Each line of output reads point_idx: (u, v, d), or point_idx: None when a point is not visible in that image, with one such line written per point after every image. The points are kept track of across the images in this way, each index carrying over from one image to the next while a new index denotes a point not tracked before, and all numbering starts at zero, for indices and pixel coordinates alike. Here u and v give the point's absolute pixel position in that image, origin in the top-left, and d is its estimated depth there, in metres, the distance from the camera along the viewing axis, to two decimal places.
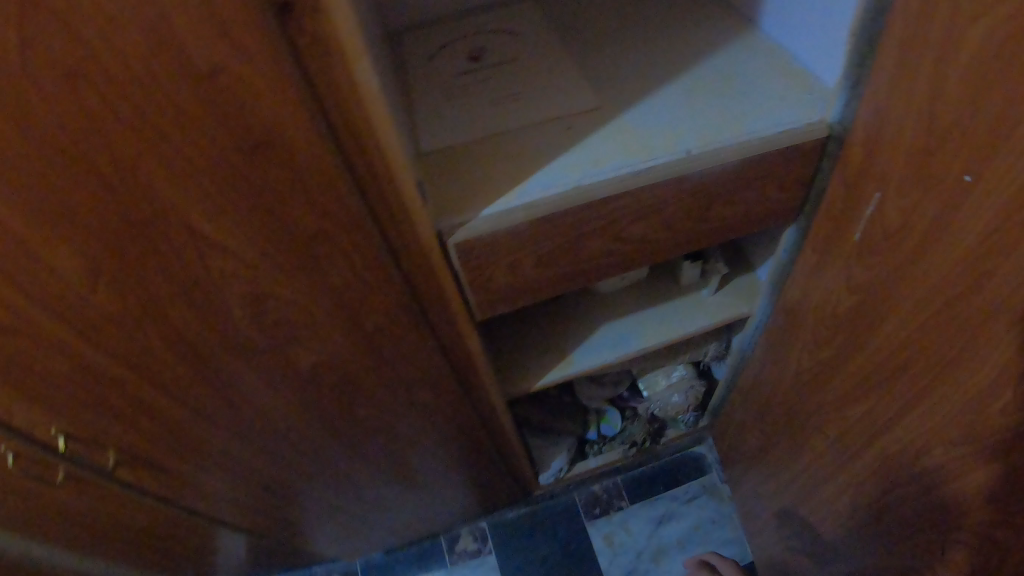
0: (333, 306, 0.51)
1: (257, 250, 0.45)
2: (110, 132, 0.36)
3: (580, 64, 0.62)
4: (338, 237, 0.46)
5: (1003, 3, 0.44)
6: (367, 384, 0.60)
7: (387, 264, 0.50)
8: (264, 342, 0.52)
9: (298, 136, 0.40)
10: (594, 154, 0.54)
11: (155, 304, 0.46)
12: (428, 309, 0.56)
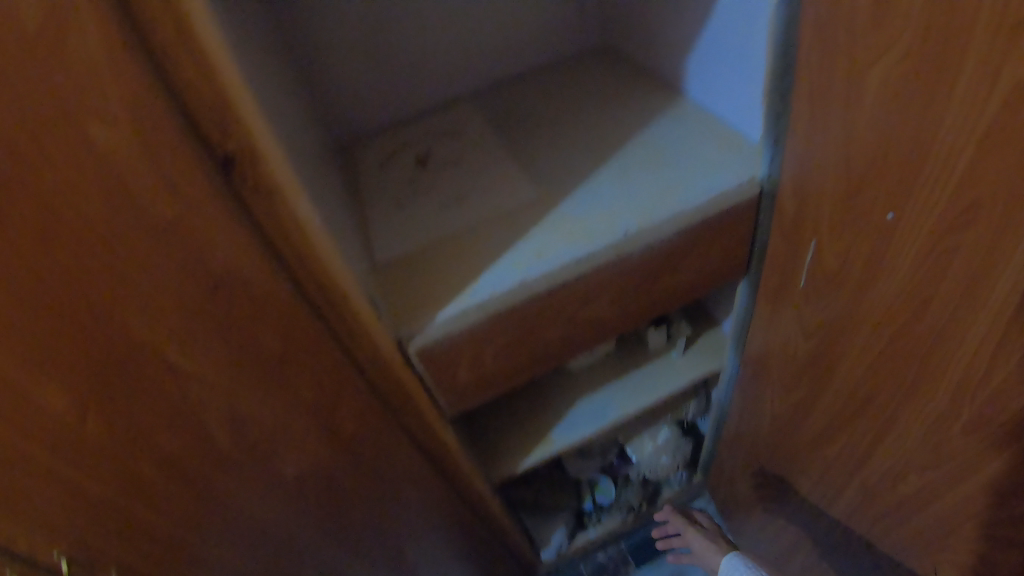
0: (304, 414, 0.54)
1: (233, 381, 0.49)
2: (97, 297, 0.39)
3: (519, 171, 0.68)
4: (300, 353, 0.50)
5: (893, 51, 0.48)
6: (349, 481, 0.63)
7: (348, 371, 0.54)
8: (248, 459, 0.55)
9: (250, 269, 0.44)
10: (535, 249, 0.58)
11: (162, 451, 0.48)
12: (395, 405, 0.59)
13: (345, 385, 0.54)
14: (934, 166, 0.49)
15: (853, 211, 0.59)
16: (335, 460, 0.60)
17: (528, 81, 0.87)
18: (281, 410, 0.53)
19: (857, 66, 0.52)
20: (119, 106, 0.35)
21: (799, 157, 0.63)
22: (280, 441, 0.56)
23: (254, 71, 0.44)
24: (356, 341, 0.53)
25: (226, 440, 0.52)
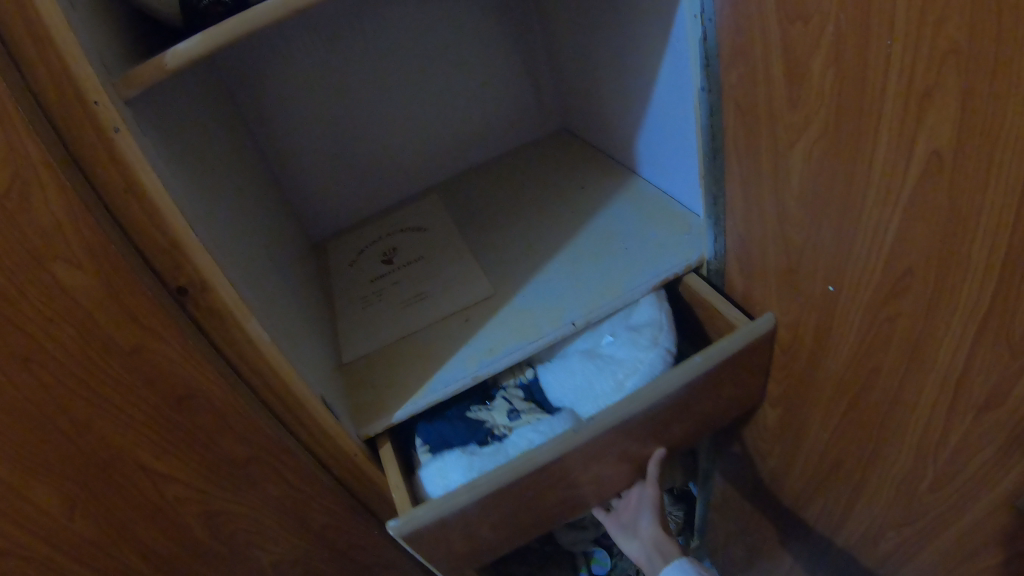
0: (278, 508, 0.58)
1: (206, 483, 0.53)
2: (73, 410, 0.44)
3: (480, 264, 0.74)
4: (267, 456, 0.54)
5: (803, 139, 0.52)
6: (330, 565, 0.66)
7: (316, 469, 0.57)
8: (227, 551, 0.58)
9: (209, 387, 0.48)
10: (488, 343, 0.62)
11: (137, 540, 0.53)
12: (364, 493, 0.63)
13: (312, 483, 0.58)
14: (853, 251, 0.52)
15: (795, 294, 0.62)
16: (312, 547, 0.63)
17: (492, 171, 0.92)
18: (253, 507, 0.57)
19: (776, 159, 0.56)
20: (83, 252, 0.40)
21: (737, 238, 0.67)
22: (256, 534, 0.59)
23: (205, 203, 0.48)
24: (318, 441, 0.56)
25: (204, 535, 0.56)
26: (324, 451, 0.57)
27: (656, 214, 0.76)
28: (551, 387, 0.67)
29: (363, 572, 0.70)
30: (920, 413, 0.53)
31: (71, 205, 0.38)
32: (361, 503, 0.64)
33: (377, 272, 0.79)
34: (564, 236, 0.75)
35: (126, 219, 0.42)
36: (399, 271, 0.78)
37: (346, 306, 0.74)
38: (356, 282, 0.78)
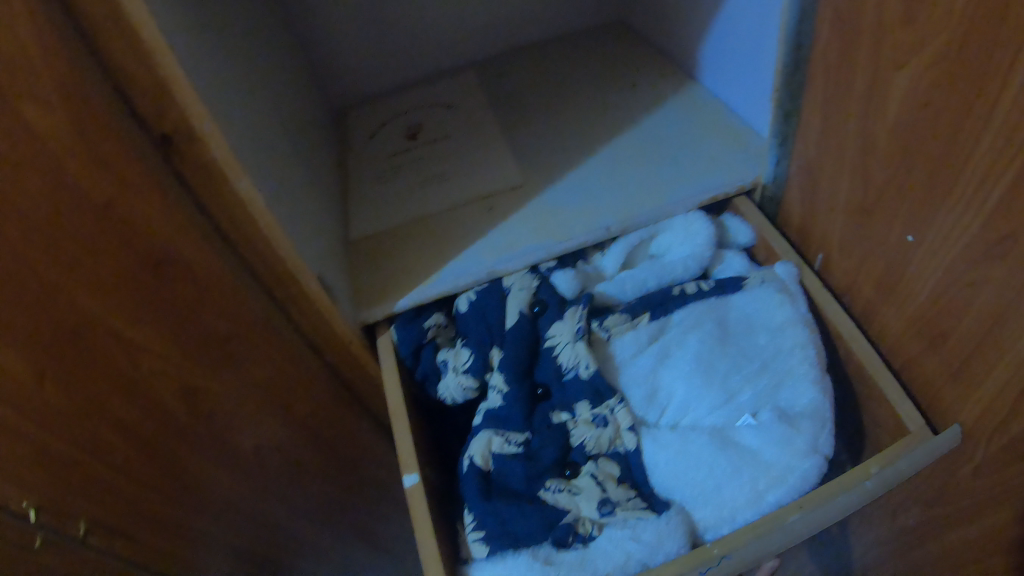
0: (262, 392, 0.53)
1: (185, 358, 0.47)
2: (37, 268, 0.38)
3: (513, 150, 0.67)
4: (250, 335, 0.48)
5: (909, 60, 0.43)
6: (314, 457, 0.62)
7: (307, 354, 0.52)
8: (206, 434, 0.53)
9: (187, 249, 0.42)
10: (509, 238, 0.55)
11: (107, 419, 0.47)
12: (357, 385, 0.58)
13: (301, 365, 0.53)
14: (947, 200, 0.44)
15: (863, 236, 0.55)
16: (294, 436, 0.59)
17: (537, 53, 0.83)
18: (235, 387, 0.51)
19: (871, 80, 0.48)
20: (38, 77, 0.33)
21: (805, 163, 0.59)
22: (235, 420, 0.54)
23: (198, 38, 0.41)
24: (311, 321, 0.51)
25: (179, 417, 0.51)
26: (316, 335, 0.52)
27: (710, 124, 0.68)
28: (659, 470, 0.49)
29: (349, 465, 0.66)
30: (990, 394, 0.47)
31: (23, 13, 0.31)
32: (352, 396, 0.58)
33: (412, 186, 0.64)
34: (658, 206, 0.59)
35: (95, 46, 0.35)
36: (437, 194, 0.62)
37: (358, 180, 0.67)
38: (383, 206, 0.62)
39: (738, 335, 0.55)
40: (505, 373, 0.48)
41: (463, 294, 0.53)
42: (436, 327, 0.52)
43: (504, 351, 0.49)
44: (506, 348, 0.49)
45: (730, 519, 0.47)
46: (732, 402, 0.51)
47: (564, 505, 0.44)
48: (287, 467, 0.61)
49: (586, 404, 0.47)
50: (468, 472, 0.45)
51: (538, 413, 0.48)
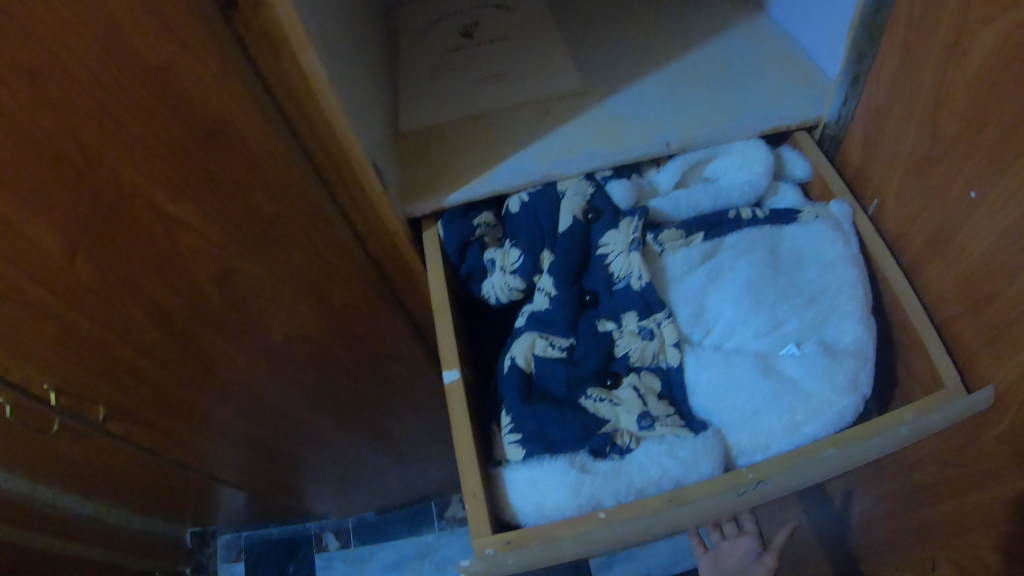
0: (301, 282, 0.51)
1: (233, 247, 0.46)
2: (86, 134, 0.36)
3: (573, 57, 0.65)
4: (294, 218, 0.47)
5: (1003, 7, 0.40)
6: (341, 353, 0.61)
7: (351, 242, 0.51)
8: (239, 320, 0.53)
9: (242, 125, 0.40)
10: (566, 144, 0.53)
11: (141, 294, 0.46)
12: (396, 283, 0.57)
13: (342, 259, 0.52)
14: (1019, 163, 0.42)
15: (921, 188, 0.53)
16: (327, 331, 0.58)
17: None
18: (274, 275, 0.50)
19: (955, 27, 0.45)
20: None
21: (872, 106, 0.57)
22: (269, 309, 0.53)
23: None
24: (358, 209, 0.49)
25: (217, 303, 0.50)
26: (359, 221, 0.51)
27: (777, 52, 0.65)
28: (699, 389, 0.49)
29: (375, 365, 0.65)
30: None
31: None
32: (384, 293, 0.58)
33: (468, 85, 0.63)
34: (717, 128, 0.58)
35: None
36: (492, 95, 0.61)
37: (412, 74, 0.65)
38: (436, 103, 0.61)
39: (787, 267, 0.53)
40: (554, 277, 0.47)
41: (516, 195, 0.51)
42: (487, 226, 0.51)
43: (554, 256, 0.48)
44: (556, 252, 0.48)
45: (763, 447, 0.47)
46: (778, 331, 0.51)
47: (604, 414, 0.44)
48: (315, 362, 0.61)
49: (634, 315, 0.47)
50: (511, 373, 0.45)
51: (585, 318, 0.48)
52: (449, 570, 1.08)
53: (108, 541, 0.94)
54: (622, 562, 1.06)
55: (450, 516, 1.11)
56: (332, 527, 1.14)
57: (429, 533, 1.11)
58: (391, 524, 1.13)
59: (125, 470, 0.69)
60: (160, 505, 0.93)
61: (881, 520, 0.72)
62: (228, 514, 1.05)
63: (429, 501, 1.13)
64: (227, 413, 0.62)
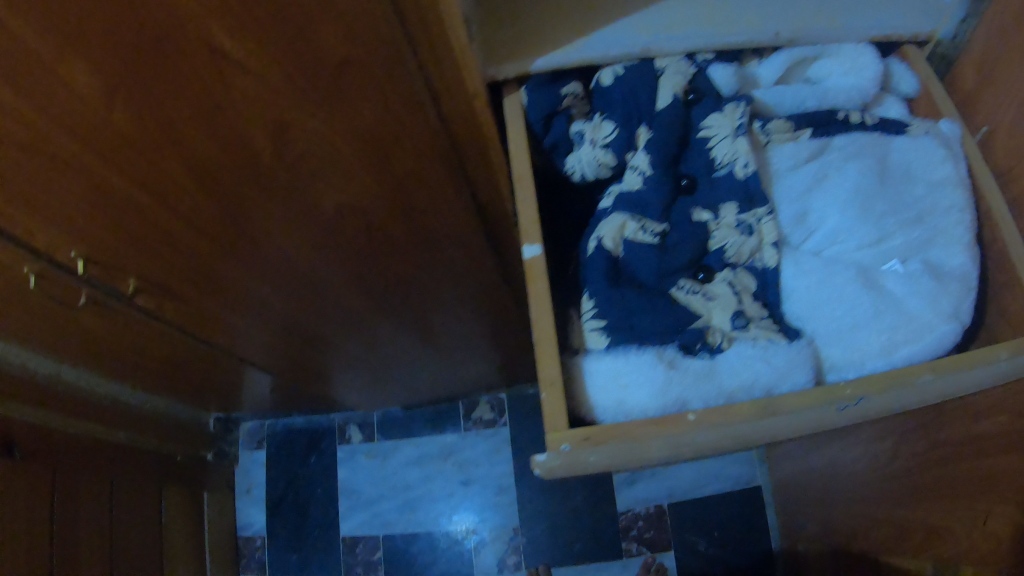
0: (371, 155, 0.45)
1: (287, 132, 0.41)
2: None
3: None
4: (376, 86, 0.40)
5: None
6: (387, 246, 0.56)
7: (433, 116, 0.44)
8: (293, 191, 0.46)
9: None
10: (669, 14, 0.46)
11: (186, 150, 0.40)
12: (473, 171, 0.50)
13: (415, 147, 0.45)
14: None
15: None
16: (385, 215, 0.52)
17: None
18: (342, 146, 0.44)
19: None
20: None
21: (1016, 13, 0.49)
22: (326, 188, 0.47)
23: None
24: (442, 77, 0.42)
25: (262, 191, 0.46)
26: (445, 91, 0.43)
27: None
28: (793, 296, 0.45)
29: (426, 265, 0.59)
30: None
31: None
32: (460, 198, 0.51)
33: None
34: (836, 21, 0.50)
35: None
36: None
37: None
38: None
39: (895, 179, 0.48)
40: (652, 155, 0.43)
41: (608, 68, 0.46)
42: (575, 97, 0.46)
43: (651, 133, 0.44)
44: (655, 130, 0.44)
45: (858, 364, 0.43)
46: (881, 246, 0.47)
47: (696, 309, 0.40)
48: (367, 249, 0.55)
49: (733, 207, 0.44)
50: (596, 254, 0.40)
51: (679, 206, 0.45)
52: (469, 472, 1.06)
53: (127, 422, 0.94)
54: (645, 480, 1.01)
55: (475, 419, 1.07)
56: (356, 421, 1.12)
57: (453, 433, 1.08)
58: (416, 421, 1.10)
59: (144, 334, 0.66)
60: (184, 385, 0.92)
61: (924, 478, 0.68)
62: (253, 400, 1.03)
63: (456, 401, 1.09)
64: (259, 287, 0.59)
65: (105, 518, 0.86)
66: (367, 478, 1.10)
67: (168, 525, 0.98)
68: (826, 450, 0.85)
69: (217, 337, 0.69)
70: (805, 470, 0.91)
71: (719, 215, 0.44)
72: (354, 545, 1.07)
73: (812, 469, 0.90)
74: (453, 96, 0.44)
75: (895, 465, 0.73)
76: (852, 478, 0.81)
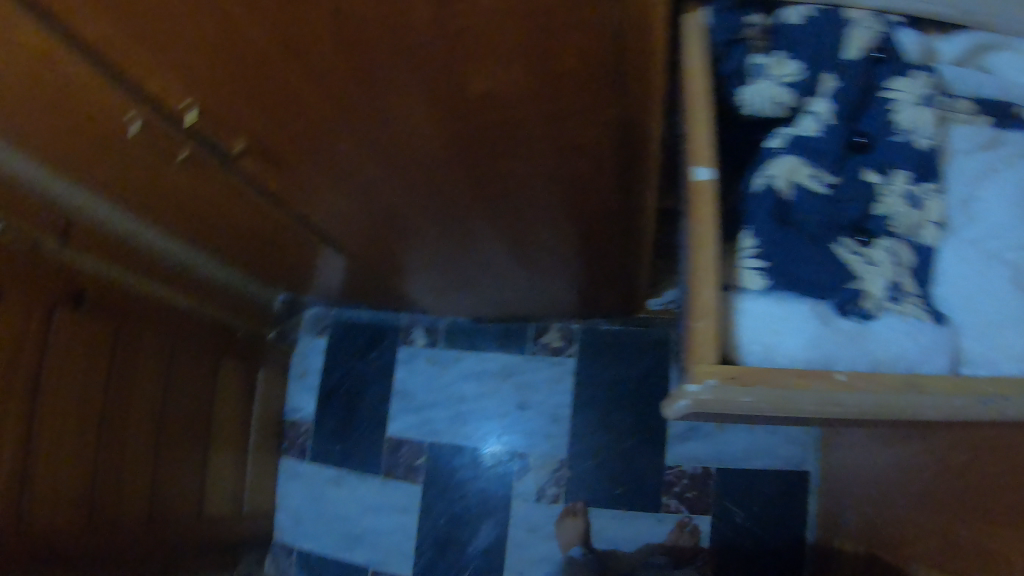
0: (524, 83, 0.44)
1: (445, 46, 0.40)
2: None
3: None
4: (551, 18, 0.38)
5: None
6: (502, 176, 0.55)
7: (606, 60, 0.42)
8: (423, 100, 0.45)
9: None
10: None
11: (335, 37, 0.39)
12: (629, 121, 0.48)
13: (575, 84, 0.44)
14: None
15: None
16: (522, 147, 0.50)
17: None
18: (500, 70, 0.42)
19: None
20: None
21: None
22: (457, 104, 0.46)
23: None
24: (629, 31, 0.40)
25: (399, 87, 0.44)
26: (626, 47, 0.41)
27: None
28: (946, 280, 0.44)
29: (541, 199, 0.58)
30: None
31: None
32: (609, 144, 0.50)
33: None
34: None
35: None
36: None
37: None
38: None
39: None
40: (835, 105, 0.41)
41: (795, 7, 0.40)
42: (758, 30, 0.41)
43: (838, 84, 0.41)
44: (844, 81, 0.41)
45: (993, 362, 0.42)
46: None
47: (854, 270, 0.38)
48: (484, 172, 0.54)
49: (905, 175, 0.43)
50: (765, 196, 0.38)
51: (851, 161, 0.42)
52: (527, 397, 1.05)
53: (196, 291, 0.96)
54: (698, 440, 0.99)
55: (543, 343, 1.06)
56: (423, 324, 1.13)
57: (518, 353, 1.07)
58: (482, 334, 1.10)
59: (239, 199, 0.67)
60: (258, 261, 0.92)
61: (973, 508, 0.66)
62: (321, 288, 1.04)
63: (527, 322, 1.08)
64: (369, 177, 0.58)
65: (154, 375, 0.90)
66: (425, 384, 1.11)
67: (219, 394, 1.02)
68: (879, 454, 0.83)
69: (311, 214, 0.69)
70: (852, 472, 0.89)
71: (890, 179, 0.42)
72: (398, 446, 1.10)
73: (859, 473, 0.87)
74: (632, 37, 0.41)
75: (944, 492, 0.70)
76: (899, 493, 0.78)
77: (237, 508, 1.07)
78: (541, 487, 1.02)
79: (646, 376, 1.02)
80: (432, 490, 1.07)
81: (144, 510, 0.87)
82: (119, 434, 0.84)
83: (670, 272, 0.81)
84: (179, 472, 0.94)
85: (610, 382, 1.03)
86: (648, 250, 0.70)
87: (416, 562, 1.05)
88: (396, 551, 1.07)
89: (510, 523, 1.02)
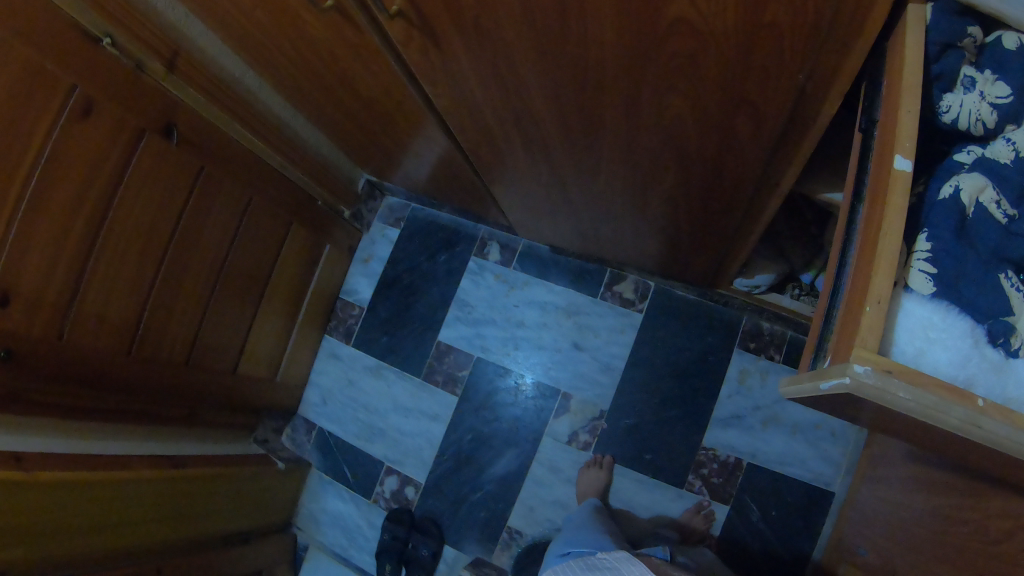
0: (711, 41, 0.43)
1: None
2: None
3: None
4: None
5: None
6: (649, 112, 0.53)
7: (805, 41, 0.41)
8: (596, 19, 0.44)
9: None
10: None
11: None
12: (806, 97, 0.47)
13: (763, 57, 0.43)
14: None
15: None
16: (684, 94, 0.49)
17: None
18: (694, 21, 0.41)
19: None
20: None
21: None
22: (632, 35, 0.45)
23: None
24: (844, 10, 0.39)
25: None
26: (833, 28, 0.40)
27: None
28: None
29: (682, 147, 0.57)
30: None
31: None
32: (776, 119, 0.49)
33: None
34: None
35: None
36: None
37: None
38: None
39: None
40: None
41: (1015, 32, 0.40)
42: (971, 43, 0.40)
43: None
44: None
45: None
46: None
47: (1014, 304, 0.37)
48: (629, 105, 0.53)
49: None
50: (950, 206, 0.39)
51: None
52: (584, 338, 1.05)
53: (289, 148, 0.96)
54: (738, 430, 0.99)
55: (615, 292, 1.06)
56: (500, 241, 1.12)
57: (588, 296, 1.06)
58: (557, 266, 1.09)
59: (371, 64, 0.67)
60: (357, 135, 0.91)
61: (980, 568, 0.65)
62: (407, 178, 1.03)
63: (605, 267, 1.07)
64: (511, 79, 0.57)
65: (230, 226, 0.89)
66: (486, 300, 1.11)
67: (283, 257, 1.03)
68: (902, 495, 0.81)
69: (436, 99, 0.68)
70: (870, 505, 0.87)
71: None
72: (445, 353, 1.11)
73: (876, 507, 0.86)
74: (848, 16, 0.39)
75: (954, 548, 0.69)
76: (910, 537, 0.77)
77: (272, 374, 1.10)
78: (575, 433, 1.03)
79: (704, 353, 1.01)
80: (467, 405, 1.08)
81: (184, 346, 0.89)
82: (186, 267, 0.85)
83: (765, 254, 0.79)
84: (228, 321, 0.96)
85: (668, 349, 1.02)
86: (758, 228, 0.68)
87: (433, 469, 1.08)
88: (415, 454, 1.09)
89: (535, 458, 1.04)
